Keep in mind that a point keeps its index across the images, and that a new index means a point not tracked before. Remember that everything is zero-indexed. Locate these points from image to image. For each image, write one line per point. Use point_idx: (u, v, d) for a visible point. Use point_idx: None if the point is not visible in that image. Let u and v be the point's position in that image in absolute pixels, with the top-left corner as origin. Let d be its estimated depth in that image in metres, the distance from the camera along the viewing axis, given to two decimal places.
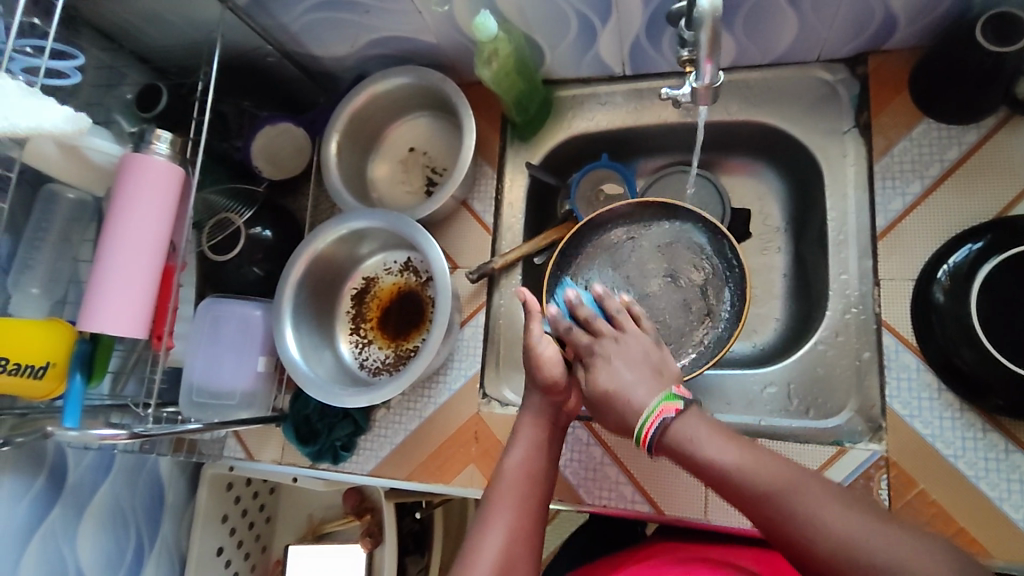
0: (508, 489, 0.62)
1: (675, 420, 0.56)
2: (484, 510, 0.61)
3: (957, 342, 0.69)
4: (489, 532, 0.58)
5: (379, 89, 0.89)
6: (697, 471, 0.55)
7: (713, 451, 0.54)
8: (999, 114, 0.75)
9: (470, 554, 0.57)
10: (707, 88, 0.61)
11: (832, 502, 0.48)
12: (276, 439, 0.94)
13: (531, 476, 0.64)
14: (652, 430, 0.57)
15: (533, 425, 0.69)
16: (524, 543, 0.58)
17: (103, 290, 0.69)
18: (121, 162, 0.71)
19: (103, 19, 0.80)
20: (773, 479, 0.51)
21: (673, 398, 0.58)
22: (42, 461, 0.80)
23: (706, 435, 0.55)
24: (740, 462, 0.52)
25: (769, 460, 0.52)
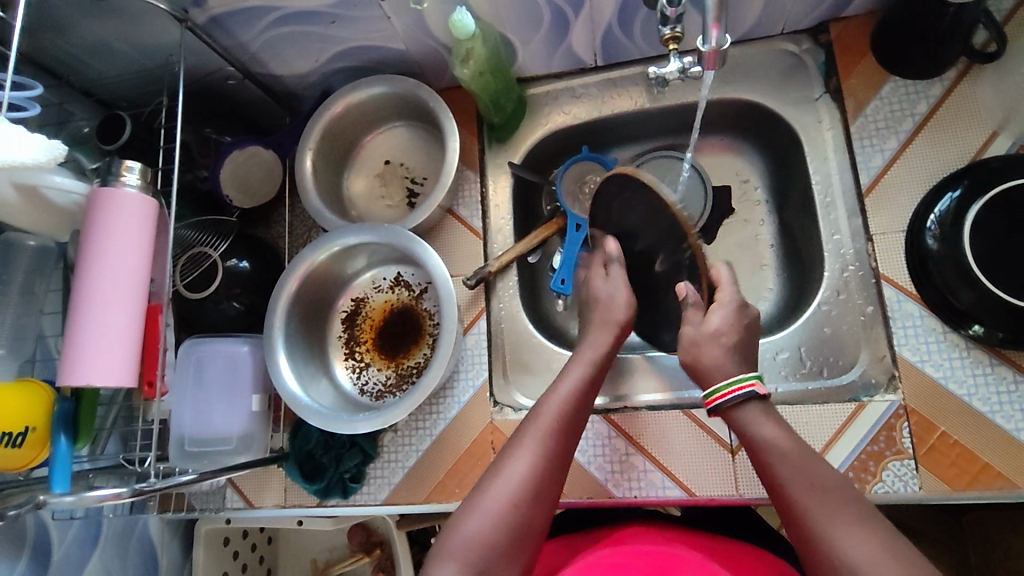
0: (552, 407, 0.62)
1: (745, 405, 0.60)
2: (517, 436, 0.60)
3: (957, 284, 0.71)
4: (521, 455, 0.57)
5: (351, 101, 0.86)
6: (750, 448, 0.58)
7: (771, 443, 0.56)
8: (959, 66, 0.79)
9: (502, 462, 0.58)
10: (715, 51, 0.62)
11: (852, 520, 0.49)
12: (277, 482, 0.88)
13: (575, 411, 0.63)
14: (727, 397, 0.60)
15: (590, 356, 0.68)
16: (553, 472, 0.58)
17: (82, 338, 0.63)
18: (88, 199, 0.66)
19: (44, 53, 0.75)
20: (810, 485, 0.52)
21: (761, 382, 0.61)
22: (23, 540, 0.71)
23: (764, 421, 0.58)
24: (790, 462, 0.54)
25: (820, 467, 0.53)
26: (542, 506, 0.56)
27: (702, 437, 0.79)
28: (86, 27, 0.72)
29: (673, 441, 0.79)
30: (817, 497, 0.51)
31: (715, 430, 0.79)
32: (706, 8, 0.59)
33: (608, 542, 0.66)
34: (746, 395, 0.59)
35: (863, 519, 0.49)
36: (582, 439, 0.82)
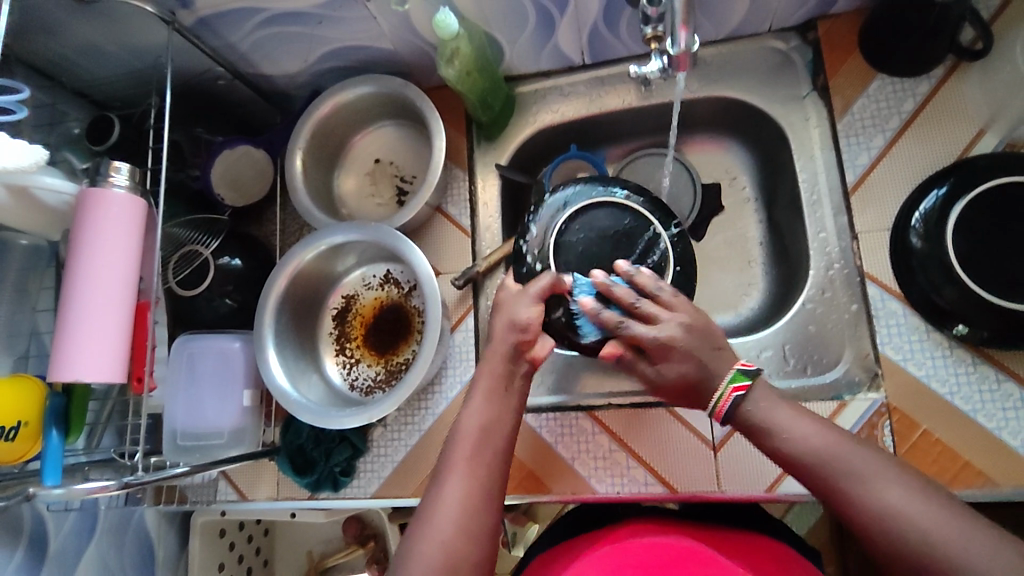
0: (461, 444, 0.59)
1: (744, 402, 0.57)
2: (442, 471, 0.58)
3: (940, 283, 0.71)
4: (446, 493, 0.55)
5: (341, 100, 0.87)
6: (763, 442, 0.56)
7: (777, 426, 0.55)
8: (947, 63, 0.78)
9: (430, 512, 0.55)
10: (684, 53, 0.65)
11: (882, 476, 0.49)
12: (270, 475, 0.89)
13: (487, 430, 0.60)
14: (723, 408, 0.57)
15: (491, 372, 0.64)
16: (484, 499, 0.56)
17: (73, 335, 0.65)
18: (77, 199, 0.67)
19: (36, 55, 0.76)
20: (829, 453, 0.51)
21: (742, 378, 0.58)
22: (20, 530, 0.74)
23: (776, 405, 0.56)
24: (804, 436, 0.53)
25: (835, 436, 0.52)
26: (481, 539, 0.54)
27: (684, 434, 0.79)
28: (77, 29, 0.73)
29: (656, 437, 0.80)
30: (842, 463, 0.50)
31: (698, 428, 0.79)
32: (675, 12, 0.62)
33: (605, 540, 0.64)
34: (732, 401, 0.57)
35: (890, 473, 0.49)
36: (565, 436, 0.83)
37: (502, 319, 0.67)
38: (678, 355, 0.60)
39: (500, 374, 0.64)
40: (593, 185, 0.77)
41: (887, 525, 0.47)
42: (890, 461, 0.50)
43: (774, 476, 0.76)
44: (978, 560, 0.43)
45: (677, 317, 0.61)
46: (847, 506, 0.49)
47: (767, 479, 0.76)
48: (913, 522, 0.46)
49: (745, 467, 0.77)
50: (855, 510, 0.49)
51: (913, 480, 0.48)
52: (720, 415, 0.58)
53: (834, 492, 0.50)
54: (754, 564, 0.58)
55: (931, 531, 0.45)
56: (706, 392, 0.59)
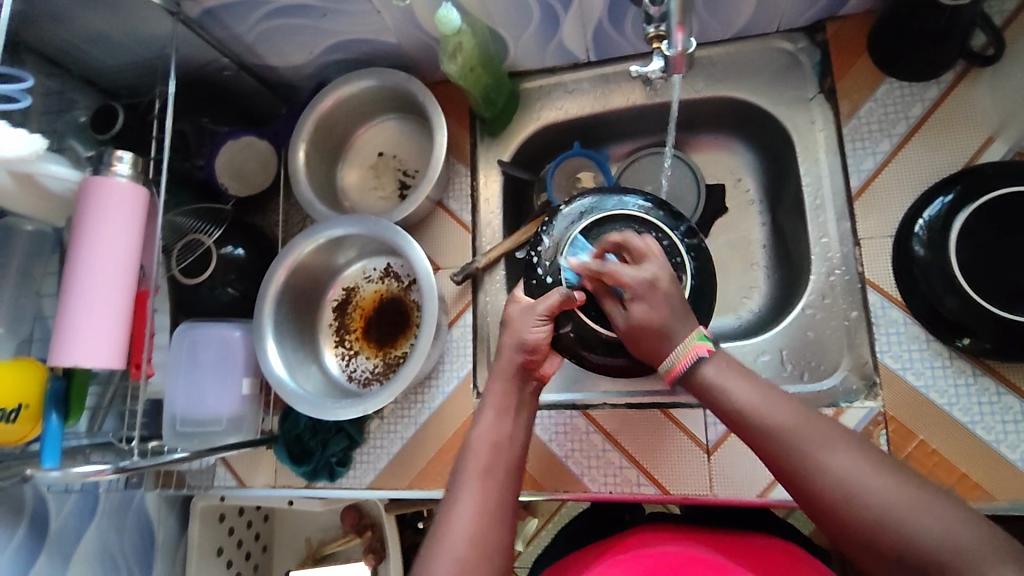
0: (473, 461, 0.61)
1: (705, 364, 0.58)
2: (455, 487, 0.59)
3: (941, 292, 0.70)
4: (460, 509, 0.57)
5: (344, 93, 0.88)
6: (719, 408, 0.57)
7: (736, 393, 0.56)
8: (957, 68, 0.77)
9: (444, 531, 0.56)
10: (681, 54, 0.65)
11: (836, 443, 0.50)
12: (268, 462, 0.90)
13: (498, 450, 0.62)
14: (680, 369, 0.59)
15: (500, 390, 0.66)
16: (496, 516, 0.57)
17: (72, 321, 0.66)
18: (80, 187, 0.68)
19: (45, 43, 0.77)
20: (785, 421, 0.52)
21: (706, 340, 0.60)
22: (21, 509, 0.75)
23: (733, 376, 0.57)
24: (761, 403, 0.54)
25: (789, 404, 0.53)
26: (494, 556, 0.55)
27: (677, 435, 0.79)
28: (85, 19, 0.74)
29: (650, 439, 0.80)
30: (793, 429, 0.51)
31: (692, 430, 0.79)
32: (671, 12, 0.63)
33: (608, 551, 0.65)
34: (695, 362, 0.59)
35: (843, 441, 0.50)
36: (559, 434, 0.83)
37: (510, 340, 0.68)
38: (646, 302, 0.62)
39: (511, 395, 0.66)
40: (608, 196, 0.74)
41: (829, 490, 0.48)
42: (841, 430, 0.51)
43: (767, 482, 0.75)
44: (925, 526, 0.44)
45: (649, 269, 0.64)
46: (796, 472, 0.50)
47: (761, 483, 0.75)
48: (861, 488, 0.47)
49: (738, 471, 0.76)
50: (804, 475, 0.50)
51: (865, 447, 0.49)
52: (675, 377, 0.60)
53: (784, 457, 0.51)
54: (754, 565, 0.60)
55: (879, 496, 0.46)
56: (665, 345, 0.61)
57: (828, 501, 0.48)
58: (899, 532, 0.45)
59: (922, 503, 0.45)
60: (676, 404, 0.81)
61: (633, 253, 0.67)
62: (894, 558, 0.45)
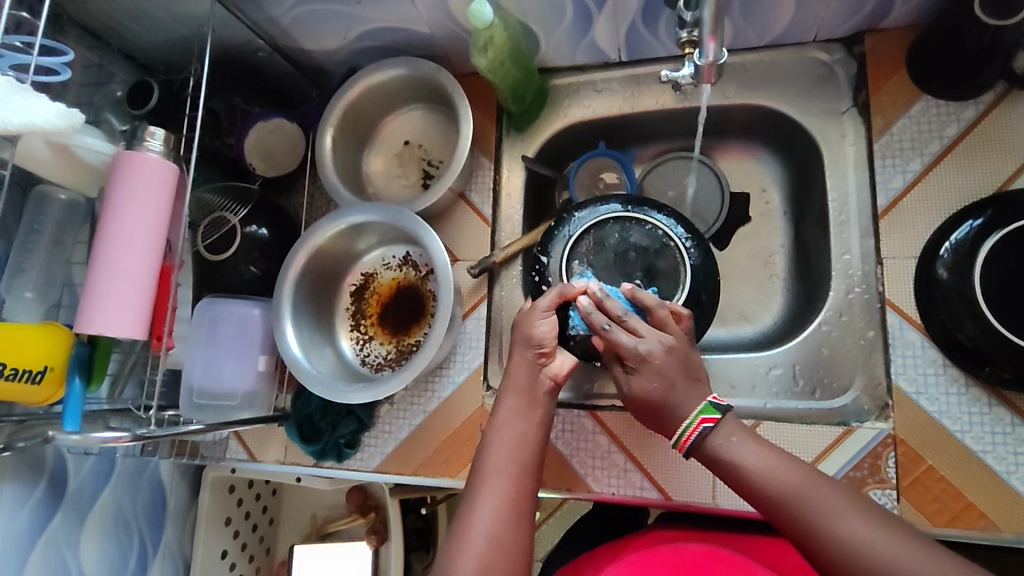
0: (492, 460, 0.61)
1: (711, 435, 0.58)
2: (473, 489, 0.60)
3: (962, 318, 0.68)
4: (479, 505, 0.58)
5: (373, 81, 0.88)
6: (725, 474, 0.57)
7: (745, 459, 0.56)
8: (996, 89, 0.75)
9: (463, 526, 0.57)
10: (711, 64, 0.65)
11: (850, 510, 0.50)
12: (279, 439, 0.92)
13: (518, 447, 0.63)
14: (689, 442, 0.59)
15: (518, 392, 0.67)
16: (515, 515, 0.57)
17: (99, 291, 0.68)
18: (113, 160, 0.70)
19: (87, 16, 0.79)
20: (801, 488, 0.52)
21: (712, 411, 0.59)
22: (41, 467, 0.78)
23: (740, 439, 0.57)
24: (771, 470, 0.54)
25: (804, 469, 0.54)
26: (515, 555, 0.55)
27: None
28: None
29: (656, 444, 0.80)
30: (810, 497, 0.52)
31: None
32: (703, 20, 0.62)
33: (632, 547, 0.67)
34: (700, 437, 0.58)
35: (849, 503, 0.51)
36: (566, 431, 0.84)
37: (519, 337, 0.70)
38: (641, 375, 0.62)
39: (525, 396, 0.66)
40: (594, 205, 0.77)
41: (845, 556, 0.48)
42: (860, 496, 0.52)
43: None
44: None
45: (655, 342, 0.62)
46: (816, 542, 0.50)
47: None
48: (884, 555, 0.47)
49: None
50: (825, 546, 0.49)
51: (882, 512, 0.50)
52: (685, 449, 0.59)
53: (804, 528, 0.51)
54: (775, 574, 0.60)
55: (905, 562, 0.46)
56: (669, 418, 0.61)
57: (844, 567, 0.48)
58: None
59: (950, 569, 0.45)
60: None
61: (654, 318, 0.66)
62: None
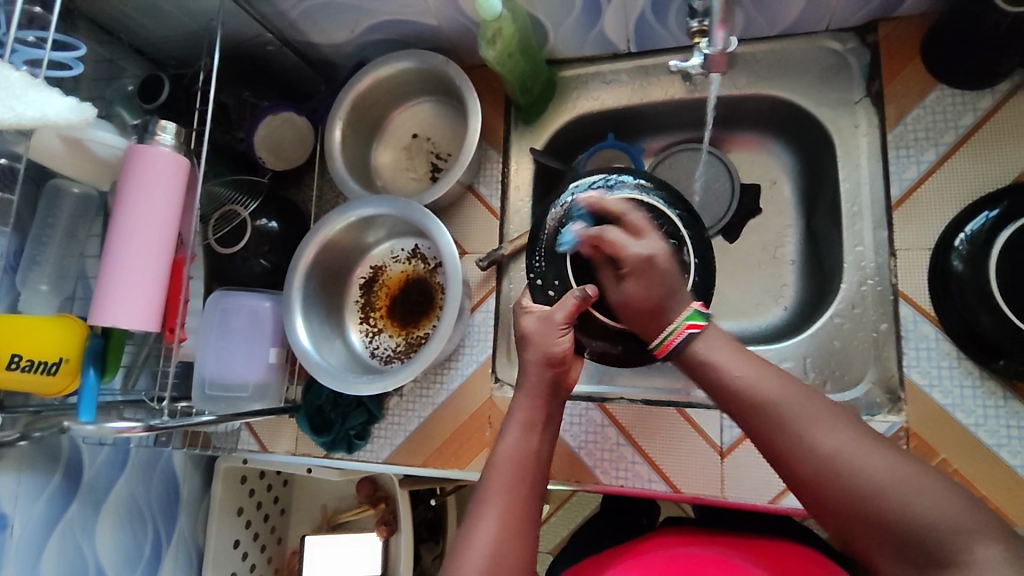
0: (497, 477, 0.60)
1: (697, 341, 0.59)
2: (478, 502, 0.59)
3: (978, 310, 0.67)
4: (481, 527, 0.56)
5: (381, 74, 0.88)
6: (714, 384, 0.57)
7: (731, 366, 0.56)
8: (1014, 78, 0.74)
9: (463, 548, 0.55)
10: (720, 53, 0.64)
11: (826, 424, 0.49)
12: (290, 431, 0.93)
13: (523, 463, 0.61)
14: (674, 343, 0.60)
15: (528, 407, 0.65)
16: (518, 533, 0.57)
17: (112, 285, 0.69)
18: (125, 154, 0.71)
19: (98, 11, 0.80)
20: (781, 399, 0.51)
21: (700, 318, 0.60)
22: (57, 457, 0.79)
23: (727, 353, 0.57)
24: (753, 381, 0.53)
25: (780, 378, 0.53)
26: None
27: (693, 436, 0.79)
28: None
29: (666, 438, 0.80)
30: (788, 410, 0.51)
31: (707, 431, 0.78)
32: (713, 11, 0.62)
33: (627, 554, 0.67)
34: (689, 336, 0.59)
35: (832, 418, 0.50)
36: (575, 424, 0.83)
37: (535, 354, 0.67)
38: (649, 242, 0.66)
39: (539, 410, 0.65)
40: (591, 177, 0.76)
41: (817, 461, 0.48)
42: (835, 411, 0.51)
43: (780, 488, 0.75)
44: (917, 503, 0.44)
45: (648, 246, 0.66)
46: (787, 450, 0.50)
47: (773, 489, 0.75)
48: (852, 468, 0.46)
49: (752, 475, 0.76)
50: (796, 453, 0.49)
51: (864, 432, 0.49)
52: (668, 350, 0.61)
53: (776, 434, 0.51)
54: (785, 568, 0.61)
55: (869, 474, 0.46)
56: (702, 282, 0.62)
57: (817, 476, 0.48)
58: (895, 512, 0.44)
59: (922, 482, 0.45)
60: (691, 404, 0.81)
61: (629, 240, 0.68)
62: (889, 537, 0.45)
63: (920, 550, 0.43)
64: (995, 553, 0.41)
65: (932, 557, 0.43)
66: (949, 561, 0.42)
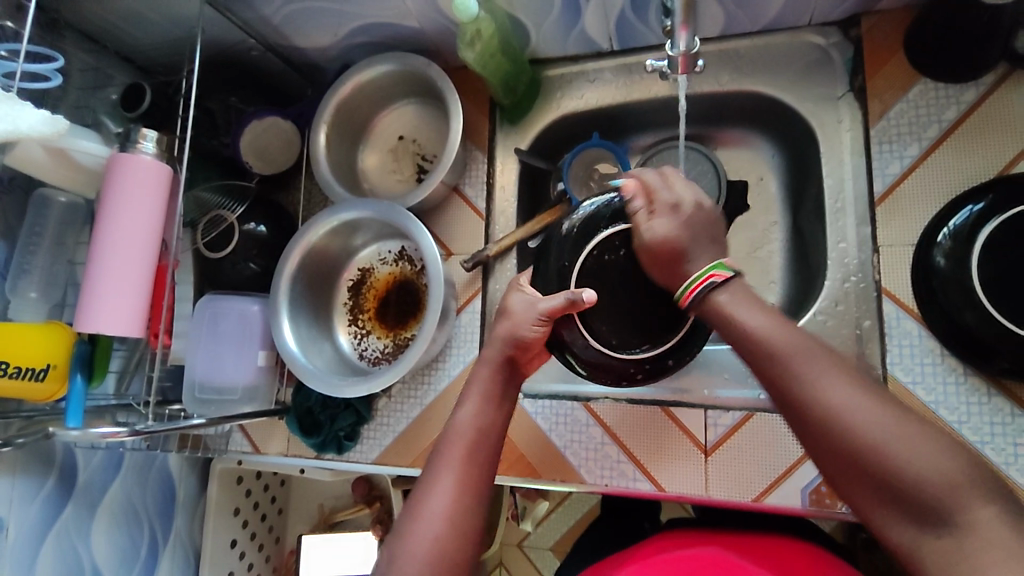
0: (455, 446, 0.59)
1: (716, 292, 0.54)
2: (433, 470, 0.57)
3: (959, 306, 0.67)
4: (436, 493, 0.55)
5: (364, 78, 0.89)
6: (727, 331, 0.53)
7: (744, 317, 0.51)
8: (998, 70, 0.73)
9: (416, 516, 0.54)
10: (685, 55, 0.64)
11: (840, 381, 0.46)
12: (282, 432, 0.94)
13: (481, 433, 0.60)
14: (693, 295, 0.55)
15: (487, 377, 0.64)
16: (472, 500, 0.56)
17: (96, 291, 0.70)
18: (108, 162, 0.72)
19: (84, 21, 0.81)
20: (798, 350, 0.48)
21: (724, 269, 0.55)
22: (51, 460, 0.81)
23: (742, 302, 0.52)
24: (768, 329, 0.50)
25: (794, 331, 0.49)
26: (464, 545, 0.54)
27: (677, 434, 0.79)
28: None
29: (652, 438, 0.80)
30: (800, 365, 0.47)
31: (691, 430, 0.78)
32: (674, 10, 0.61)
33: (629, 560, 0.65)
34: (707, 289, 0.54)
35: (846, 375, 0.46)
36: (561, 424, 0.84)
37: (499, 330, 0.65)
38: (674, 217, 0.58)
39: (499, 382, 0.64)
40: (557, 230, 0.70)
41: (826, 420, 0.45)
42: (849, 367, 0.47)
43: (763, 487, 0.74)
44: (922, 468, 0.42)
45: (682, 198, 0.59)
46: (796, 403, 0.47)
47: (756, 488, 0.75)
48: (860, 425, 0.44)
49: (735, 473, 0.76)
50: (804, 406, 0.47)
51: (877, 391, 0.46)
52: (687, 302, 0.56)
53: (785, 387, 0.48)
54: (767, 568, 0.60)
55: (878, 437, 0.44)
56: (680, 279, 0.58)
57: (824, 433, 0.45)
58: (901, 476, 0.43)
59: (930, 447, 0.43)
60: (676, 403, 0.81)
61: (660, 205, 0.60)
62: (888, 496, 0.44)
63: (913, 510, 0.43)
64: (990, 516, 0.41)
65: (927, 517, 0.42)
66: (946, 520, 0.42)
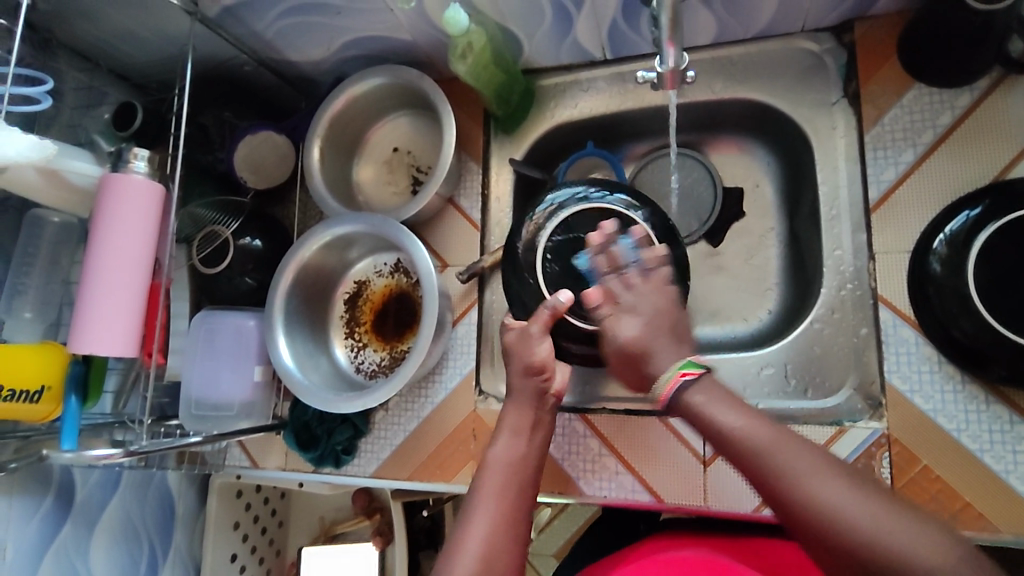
0: (491, 479, 0.62)
1: (691, 391, 0.58)
2: (469, 504, 0.60)
3: (956, 314, 0.66)
4: (473, 525, 0.58)
5: (357, 91, 0.89)
6: (708, 436, 0.56)
7: (722, 418, 0.55)
8: (993, 74, 0.73)
9: (455, 548, 0.57)
10: (673, 71, 0.65)
11: (816, 477, 0.49)
12: (279, 447, 0.93)
13: (514, 467, 0.63)
14: (668, 395, 0.59)
15: (518, 412, 0.67)
16: (507, 532, 0.58)
17: (90, 312, 0.69)
18: (100, 182, 0.71)
19: (76, 40, 0.81)
20: (773, 446, 0.52)
21: (693, 366, 0.60)
22: (48, 480, 0.81)
23: (719, 401, 0.56)
24: (747, 430, 0.54)
25: (770, 431, 0.53)
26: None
27: (675, 445, 0.78)
28: (110, 18, 0.77)
29: (650, 448, 0.79)
30: (781, 464, 0.51)
31: (689, 439, 0.78)
32: (661, 26, 0.62)
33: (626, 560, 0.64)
34: (683, 386, 0.58)
35: (821, 468, 0.50)
36: (558, 436, 0.83)
37: (516, 365, 0.69)
38: (634, 317, 0.65)
39: (528, 416, 0.67)
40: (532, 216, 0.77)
41: (811, 514, 0.48)
42: (825, 460, 0.51)
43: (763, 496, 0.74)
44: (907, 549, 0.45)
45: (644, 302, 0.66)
46: (783, 502, 0.50)
47: (756, 498, 0.74)
48: (841, 517, 0.47)
49: (734, 483, 0.75)
50: (791, 503, 0.49)
51: (854, 480, 0.49)
52: (664, 402, 0.59)
53: (771, 489, 0.51)
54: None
55: (862, 525, 0.46)
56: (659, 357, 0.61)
57: (813, 527, 0.48)
58: (890, 562, 0.45)
59: (909, 529, 0.46)
60: (673, 413, 0.80)
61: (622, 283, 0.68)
62: None
63: None
64: None
65: None
66: None
